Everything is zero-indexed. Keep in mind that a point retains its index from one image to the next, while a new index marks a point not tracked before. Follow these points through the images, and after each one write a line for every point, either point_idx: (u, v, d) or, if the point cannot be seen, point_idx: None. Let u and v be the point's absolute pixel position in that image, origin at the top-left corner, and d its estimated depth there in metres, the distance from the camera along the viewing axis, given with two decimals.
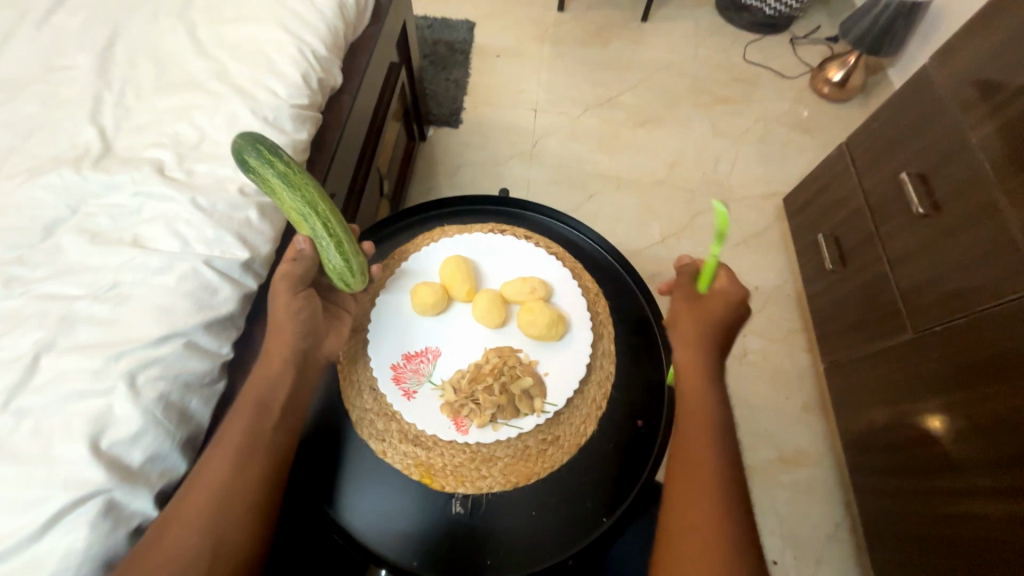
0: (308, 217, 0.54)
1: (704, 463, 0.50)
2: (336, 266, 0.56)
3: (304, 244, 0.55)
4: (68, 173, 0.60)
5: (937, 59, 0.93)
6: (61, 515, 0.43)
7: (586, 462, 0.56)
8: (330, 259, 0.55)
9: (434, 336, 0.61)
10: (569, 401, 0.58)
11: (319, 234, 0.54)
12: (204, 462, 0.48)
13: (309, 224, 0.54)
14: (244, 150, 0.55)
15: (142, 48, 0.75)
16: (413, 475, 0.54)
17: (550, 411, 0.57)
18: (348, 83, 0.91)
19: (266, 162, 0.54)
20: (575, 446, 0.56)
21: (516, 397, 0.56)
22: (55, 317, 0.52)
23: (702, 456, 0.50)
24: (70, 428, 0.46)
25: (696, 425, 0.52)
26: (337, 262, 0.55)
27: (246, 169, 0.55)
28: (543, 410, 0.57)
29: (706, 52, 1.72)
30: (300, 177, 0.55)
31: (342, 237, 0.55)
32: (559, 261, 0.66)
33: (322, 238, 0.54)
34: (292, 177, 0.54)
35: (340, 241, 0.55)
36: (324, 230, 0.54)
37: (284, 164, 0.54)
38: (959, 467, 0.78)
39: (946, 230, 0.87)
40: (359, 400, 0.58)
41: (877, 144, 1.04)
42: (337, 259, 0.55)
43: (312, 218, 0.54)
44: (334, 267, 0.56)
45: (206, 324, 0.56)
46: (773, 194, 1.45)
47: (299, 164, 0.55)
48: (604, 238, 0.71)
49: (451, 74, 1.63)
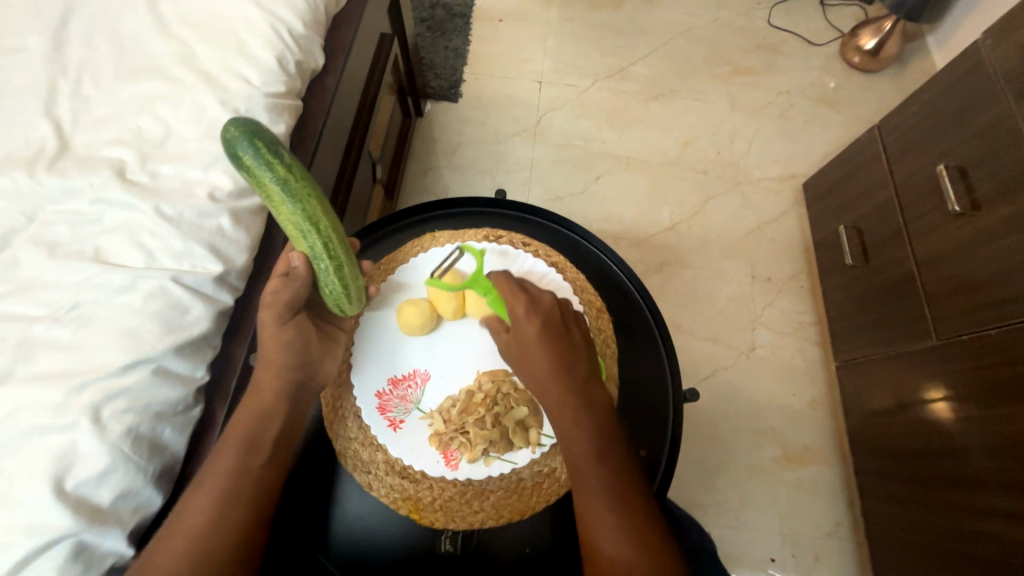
0: (307, 234, 0.47)
1: (604, 551, 0.46)
2: (331, 290, 0.50)
3: (298, 260, 0.49)
4: (21, 177, 0.55)
5: (991, 35, 0.83)
6: (27, 561, 0.41)
7: None
8: (326, 282, 0.50)
9: (423, 359, 0.56)
10: None
11: (318, 255, 0.48)
12: (184, 507, 0.45)
13: (308, 241, 0.48)
14: (237, 143, 0.46)
15: (99, 26, 0.67)
16: (400, 509, 0.51)
17: (546, 444, 0.52)
18: (332, 63, 0.83)
19: (264, 163, 0.46)
20: None
21: (509, 430, 0.52)
22: (12, 343, 0.48)
23: (600, 543, 0.47)
24: (31, 468, 0.43)
25: (584, 507, 0.48)
26: (334, 286, 0.50)
27: (238, 166, 0.47)
28: (539, 442, 0.52)
29: (727, 15, 1.58)
30: (303, 186, 0.47)
31: (343, 261, 0.50)
32: (559, 274, 0.61)
33: (321, 260, 0.49)
34: (294, 187, 0.47)
35: (340, 265, 0.49)
36: (324, 251, 0.48)
37: (286, 170, 0.46)
38: (972, 482, 0.75)
39: (985, 231, 0.80)
40: (342, 428, 0.53)
41: (913, 129, 0.95)
42: (333, 283, 0.50)
43: (313, 237, 0.48)
44: (330, 290, 0.51)
45: (178, 348, 0.52)
46: (793, 176, 1.36)
47: (302, 170, 0.48)
48: (610, 246, 0.66)
49: (450, 41, 1.51)
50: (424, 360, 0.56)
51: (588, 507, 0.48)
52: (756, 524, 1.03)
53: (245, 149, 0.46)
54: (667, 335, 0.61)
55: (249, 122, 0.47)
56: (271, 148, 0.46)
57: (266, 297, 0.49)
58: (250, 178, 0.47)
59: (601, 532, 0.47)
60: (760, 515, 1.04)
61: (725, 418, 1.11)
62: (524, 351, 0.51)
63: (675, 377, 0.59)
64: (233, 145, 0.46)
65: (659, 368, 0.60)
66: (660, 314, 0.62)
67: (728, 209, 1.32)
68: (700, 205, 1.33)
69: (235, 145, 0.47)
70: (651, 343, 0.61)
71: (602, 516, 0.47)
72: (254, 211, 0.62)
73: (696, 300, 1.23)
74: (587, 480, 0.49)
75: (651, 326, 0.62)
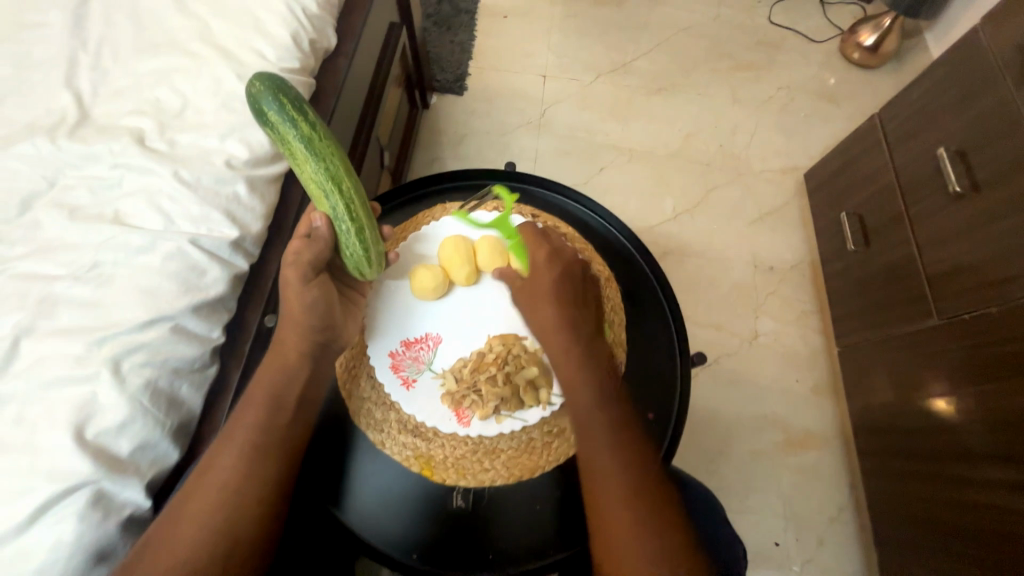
0: (330, 193, 0.50)
1: (604, 500, 0.47)
2: (353, 254, 0.52)
3: (320, 220, 0.51)
4: (43, 143, 0.56)
5: (989, 21, 0.85)
6: (48, 506, 0.42)
7: None
8: (348, 245, 0.51)
9: (434, 321, 0.57)
10: None
11: (340, 216, 0.50)
12: (213, 456, 0.46)
13: (330, 201, 0.50)
14: (264, 103, 0.50)
15: (117, 4, 0.68)
16: (413, 467, 0.52)
17: (556, 403, 0.53)
18: (344, 45, 0.85)
19: (290, 121, 0.50)
20: None
21: (520, 389, 0.52)
22: (34, 299, 0.49)
23: (601, 492, 0.47)
24: (53, 416, 0.44)
25: (586, 456, 0.49)
26: (355, 250, 0.51)
27: (265, 123, 0.50)
28: (550, 401, 0.53)
29: (728, 12, 1.60)
30: (326, 146, 0.51)
31: (364, 224, 0.51)
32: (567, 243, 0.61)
33: (343, 220, 0.50)
34: (318, 145, 0.50)
35: (362, 228, 0.51)
36: (345, 211, 0.50)
37: (310, 129, 0.50)
38: (973, 457, 0.76)
39: (985, 212, 0.81)
40: (356, 388, 0.55)
41: (913, 116, 0.97)
42: (355, 246, 0.51)
43: (334, 195, 0.50)
44: (351, 254, 0.52)
45: (195, 307, 0.53)
46: (794, 168, 1.38)
47: (326, 132, 0.51)
48: (617, 217, 0.67)
49: (456, 35, 1.53)
50: (436, 323, 0.57)
51: (591, 457, 0.49)
52: (760, 508, 1.04)
53: (272, 108, 0.50)
54: (675, 304, 0.62)
55: (278, 85, 0.51)
56: (297, 108, 0.50)
57: (287, 254, 0.50)
58: (277, 138, 0.51)
59: (602, 481, 0.47)
60: (763, 498, 1.05)
61: (728, 403, 1.12)
62: (534, 304, 0.53)
63: (683, 344, 0.60)
64: (262, 104, 0.50)
65: (666, 336, 0.61)
66: (667, 282, 0.63)
67: (730, 200, 1.33)
68: (703, 196, 1.34)
69: (262, 104, 0.51)
70: (660, 313, 0.62)
71: (604, 467, 0.48)
72: (270, 180, 0.64)
73: (699, 288, 1.24)
74: (591, 431, 0.49)
75: (659, 294, 0.63)
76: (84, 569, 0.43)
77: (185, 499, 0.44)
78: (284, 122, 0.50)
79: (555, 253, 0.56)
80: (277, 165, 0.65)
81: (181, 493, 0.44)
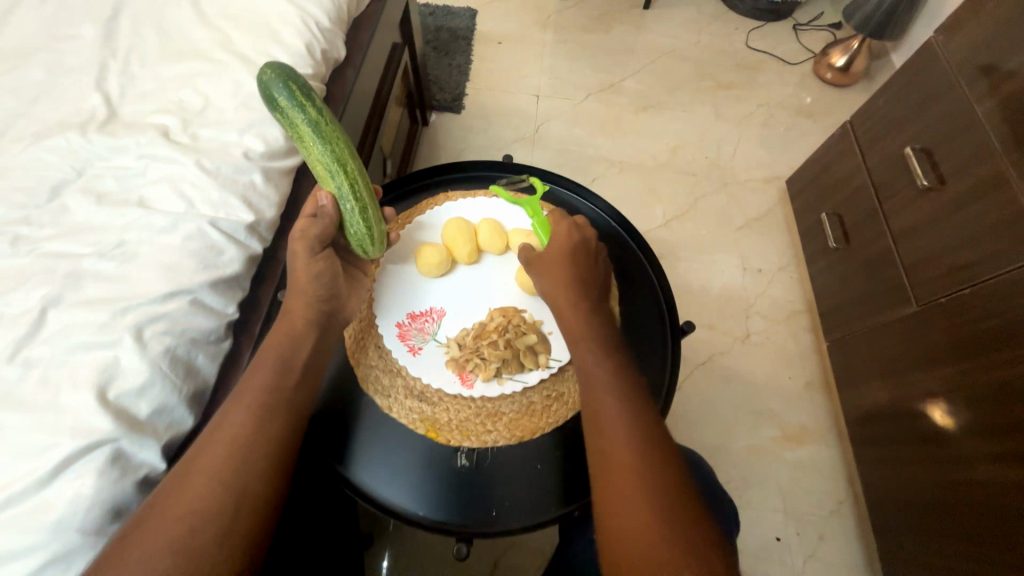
0: (336, 173, 0.57)
1: (611, 448, 0.50)
2: (357, 232, 0.58)
3: (326, 199, 0.57)
4: (74, 137, 0.59)
5: (942, 33, 0.93)
6: (68, 463, 0.44)
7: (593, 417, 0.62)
8: (352, 224, 0.58)
9: (437, 297, 0.68)
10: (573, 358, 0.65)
11: (345, 195, 0.57)
12: (224, 415, 0.49)
13: (335, 181, 0.57)
14: (274, 89, 0.57)
15: (146, 19, 0.74)
16: (419, 429, 0.61)
17: (554, 366, 0.63)
18: (351, 59, 0.92)
19: (298, 106, 0.56)
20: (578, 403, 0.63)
21: (520, 352, 0.63)
22: (61, 273, 0.51)
23: (607, 440, 0.51)
24: (77, 378, 0.47)
25: (596, 410, 0.53)
26: (359, 227, 0.58)
27: (275, 107, 0.57)
28: (548, 364, 0.63)
29: (708, 38, 1.72)
30: (331, 130, 0.58)
31: (367, 204, 0.58)
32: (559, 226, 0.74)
33: (348, 199, 0.57)
34: (324, 129, 0.57)
35: (365, 207, 0.58)
36: (350, 191, 0.57)
37: (317, 114, 0.57)
38: (953, 439, 0.79)
39: (950, 204, 0.87)
40: (365, 357, 0.64)
41: (881, 122, 1.05)
42: (358, 224, 0.58)
43: (339, 175, 0.57)
44: (355, 232, 0.59)
45: (212, 283, 0.57)
46: (777, 178, 1.45)
47: (330, 118, 0.58)
48: (606, 203, 0.78)
49: (454, 59, 1.63)
50: (437, 299, 0.68)
51: (599, 410, 0.53)
52: (760, 504, 1.04)
53: (282, 93, 0.56)
54: (665, 282, 0.73)
55: (287, 73, 0.58)
56: (304, 95, 0.57)
57: (295, 231, 0.56)
58: (285, 121, 0.57)
59: (608, 431, 0.51)
60: (763, 493, 1.05)
61: (724, 401, 1.14)
62: (548, 272, 0.62)
63: (672, 316, 0.71)
64: (272, 90, 0.57)
65: (660, 319, 0.71)
66: (655, 261, 0.75)
67: (717, 207, 1.39)
68: (692, 204, 1.40)
69: (272, 89, 0.57)
70: (651, 290, 0.73)
71: (612, 419, 0.52)
72: (284, 172, 0.69)
73: (691, 290, 1.27)
74: (600, 388, 0.54)
75: (647, 269, 0.74)
76: (101, 523, 0.45)
77: (196, 454, 0.46)
78: (293, 108, 0.56)
79: (576, 230, 0.64)
80: (289, 159, 0.70)
81: (192, 450, 0.47)
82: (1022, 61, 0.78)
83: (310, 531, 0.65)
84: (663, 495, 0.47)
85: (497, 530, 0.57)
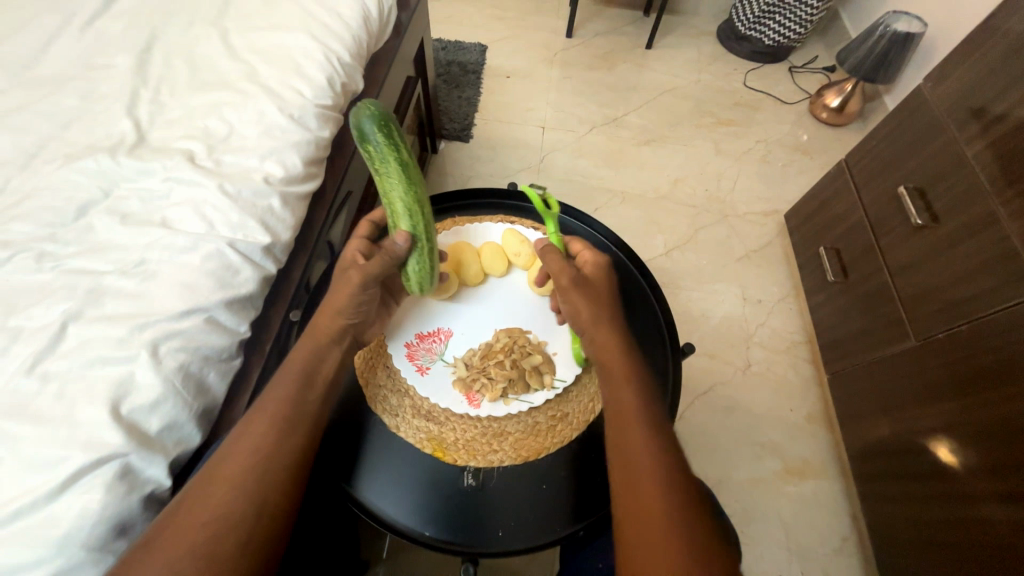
0: (415, 216, 0.61)
1: (641, 498, 0.49)
2: (421, 271, 0.63)
3: (402, 240, 0.61)
4: (105, 159, 0.62)
5: (930, 80, 0.99)
6: (78, 476, 0.44)
7: (593, 438, 0.63)
8: (418, 263, 0.62)
9: (444, 319, 0.70)
10: (577, 379, 0.67)
11: (419, 237, 0.62)
12: (246, 423, 0.50)
13: (412, 222, 0.61)
14: (368, 124, 0.58)
15: (177, 52, 0.78)
16: (426, 448, 0.61)
17: (559, 387, 0.65)
18: (369, 90, 0.96)
19: (391, 147, 0.59)
20: (583, 422, 0.64)
21: (527, 372, 0.64)
22: (83, 290, 0.53)
23: (634, 470, 0.51)
24: (93, 392, 0.48)
25: (626, 456, 0.53)
26: (422, 268, 0.63)
27: (367, 141, 0.58)
28: (553, 385, 0.65)
29: (708, 77, 1.79)
30: (414, 174, 0.62)
31: (434, 245, 0.64)
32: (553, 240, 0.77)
33: (421, 241, 0.62)
34: (411, 173, 0.61)
35: (432, 248, 0.63)
36: (424, 234, 0.62)
37: (407, 158, 0.60)
38: (959, 476, 0.78)
39: (944, 241, 0.90)
40: (374, 377, 0.66)
41: (878, 161, 1.09)
42: (424, 264, 0.63)
43: (417, 216, 0.61)
44: (419, 271, 0.63)
45: (227, 302, 0.59)
46: (775, 211, 1.48)
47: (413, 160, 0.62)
48: (605, 227, 0.82)
49: (464, 92, 1.70)
50: (445, 320, 0.70)
51: (628, 449, 0.53)
52: (762, 538, 1.02)
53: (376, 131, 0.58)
54: (665, 306, 0.75)
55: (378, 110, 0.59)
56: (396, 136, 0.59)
57: None
58: (374, 157, 0.59)
59: (638, 480, 0.50)
60: (765, 528, 1.03)
61: (725, 431, 1.13)
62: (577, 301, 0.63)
63: (672, 340, 0.72)
64: (365, 125, 0.58)
65: (661, 345, 0.72)
66: (658, 288, 0.77)
67: (717, 238, 1.42)
68: (692, 234, 1.43)
69: (365, 124, 0.58)
70: (652, 317, 0.75)
71: (643, 463, 0.51)
72: (300, 197, 0.71)
73: (691, 319, 1.28)
74: (627, 419, 0.55)
75: (649, 296, 0.76)
76: (105, 540, 0.45)
77: (216, 464, 0.47)
78: (385, 146, 0.59)
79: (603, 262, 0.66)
80: (307, 185, 0.73)
81: (211, 462, 0.48)
82: (1009, 105, 0.82)
83: (313, 548, 0.65)
84: (682, 521, 0.47)
85: (506, 551, 0.57)
